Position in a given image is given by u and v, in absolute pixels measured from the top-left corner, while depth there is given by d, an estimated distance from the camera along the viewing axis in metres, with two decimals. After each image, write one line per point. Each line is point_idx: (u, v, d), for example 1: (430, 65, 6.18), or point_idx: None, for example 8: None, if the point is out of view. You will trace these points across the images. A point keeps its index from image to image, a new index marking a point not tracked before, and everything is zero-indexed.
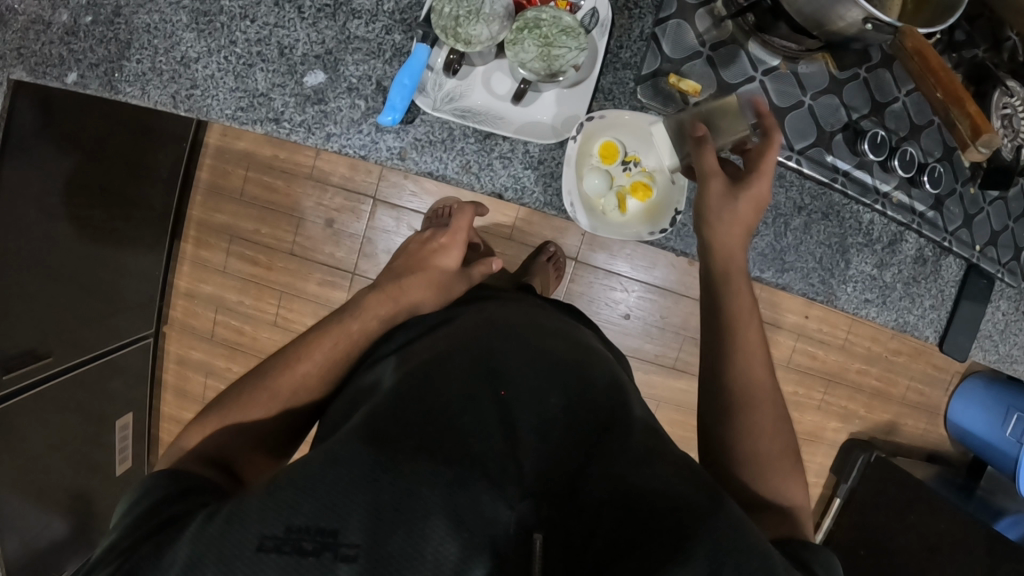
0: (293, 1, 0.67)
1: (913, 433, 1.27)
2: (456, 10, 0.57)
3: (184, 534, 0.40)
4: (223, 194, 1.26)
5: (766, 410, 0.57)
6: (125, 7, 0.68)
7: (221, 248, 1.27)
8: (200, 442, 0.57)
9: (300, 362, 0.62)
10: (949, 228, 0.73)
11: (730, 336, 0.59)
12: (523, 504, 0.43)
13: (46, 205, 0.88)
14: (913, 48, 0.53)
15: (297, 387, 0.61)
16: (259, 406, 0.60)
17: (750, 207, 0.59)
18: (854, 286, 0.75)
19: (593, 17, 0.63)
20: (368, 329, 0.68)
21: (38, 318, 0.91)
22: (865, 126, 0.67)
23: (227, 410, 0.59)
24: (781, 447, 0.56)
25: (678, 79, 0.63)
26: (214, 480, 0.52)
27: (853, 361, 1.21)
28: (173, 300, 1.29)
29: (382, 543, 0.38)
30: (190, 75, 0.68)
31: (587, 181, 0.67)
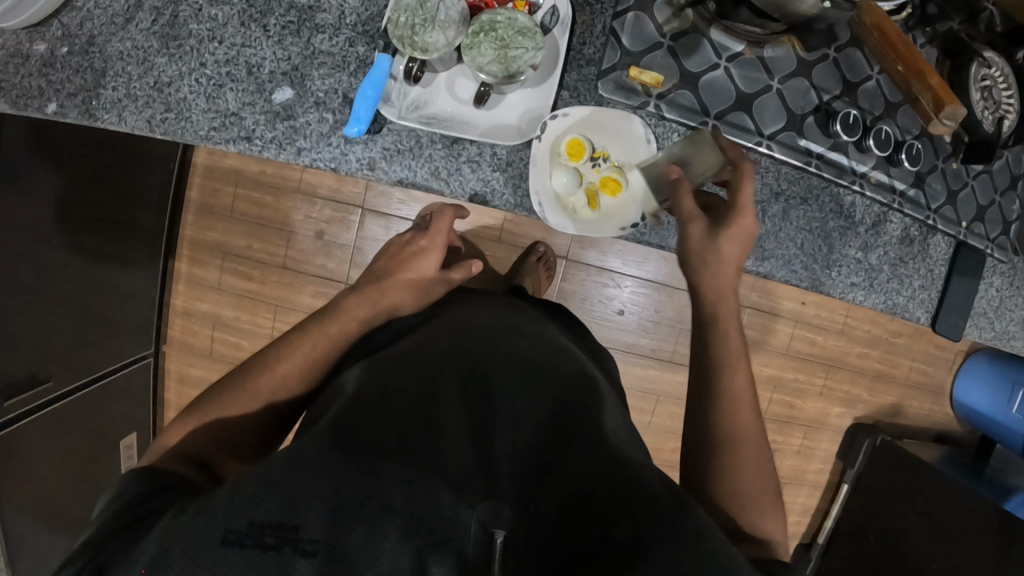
0: (259, 20, 0.67)
1: (918, 414, 1.24)
2: (411, 19, 0.57)
3: (155, 527, 0.41)
4: (215, 212, 1.28)
5: (749, 448, 0.57)
6: (98, 36, 0.70)
7: (214, 265, 1.29)
8: (182, 441, 0.58)
9: (280, 364, 0.64)
10: (931, 204, 0.72)
11: (717, 378, 0.59)
12: (485, 505, 0.41)
13: (37, 233, 0.90)
14: (872, 22, 0.56)
15: (277, 387, 0.63)
16: (238, 405, 0.61)
17: (736, 245, 0.60)
18: (840, 270, 0.74)
19: (553, 15, 0.62)
20: (346, 330, 0.68)
21: (37, 345, 0.93)
22: (837, 106, 0.66)
23: (208, 410, 0.61)
24: (763, 485, 0.57)
25: (640, 71, 0.62)
26: (194, 479, 0.53)
27: (853, 345, 1.19)
28: (171, 319, 1.31)
29: (343, 538, 0.38)
30: (164, 99, 0.69)
31: (555, 180, 0.67)
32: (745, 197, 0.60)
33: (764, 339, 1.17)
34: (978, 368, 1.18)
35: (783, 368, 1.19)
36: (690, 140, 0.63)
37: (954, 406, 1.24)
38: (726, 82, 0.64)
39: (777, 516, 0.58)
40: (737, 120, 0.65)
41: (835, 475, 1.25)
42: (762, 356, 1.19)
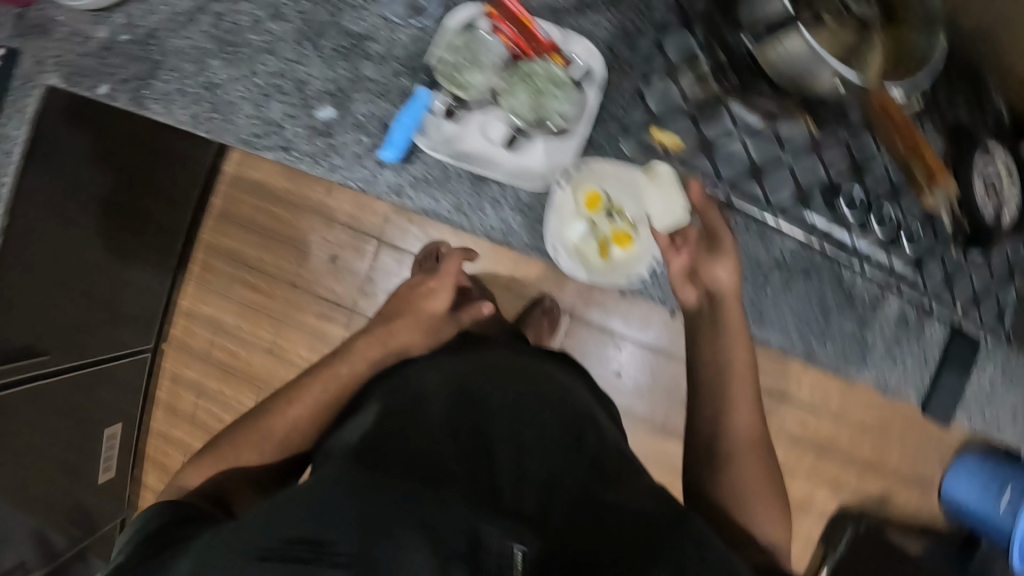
0: (314, 41, 0.72)
1: (903, 509, 1.15)
2: (459, 61, 0.65)
3: (189, 551, 0.48)
4: (235, 221, 1.31)
5: (749, 456, 0.67)
6: (162, 32, 0.79)
7: (225, 272, 1.31)
8: (208, 480, 0.73)
9: (290, 410, 0.77)
10: (927, 285, 0.75)
11: (723, 392, 0.69)
12: (499, 522, 0.47)
13: (61, 212, 0.93)
14: (878, 105, 0.57)
15: (288, 429, 0.76)
16: (251, 448, 0.75)
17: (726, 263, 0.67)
18: (835, 344, 0.78)
19: (586, 73, 0.68)
20: (355, 372, 0.79)
21: (41, 318, 0.94)
22: (844, 185, 0.70)
23: (228, 451, 0.76)
24: (762, 489, 0.66)
25: (660, 132, 0.67)
26: (212, 509, 0.66)
27: (845, 431, 1.14)
28: (175, 319, 1.32)
29: (369, 550, 0.43)
30: (212, 99, 0.74)
31: (572, 229, 0.70)
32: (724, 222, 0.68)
33: None
34: (967, 466, 1.08)
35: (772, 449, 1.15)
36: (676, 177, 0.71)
37: (942, 502, 1.13)
38: (741, 154, 0.68)
39: (778, 517, 0.66)
40: (750, 190, 0.69)
41: (815, 558, 1.17)
42: None
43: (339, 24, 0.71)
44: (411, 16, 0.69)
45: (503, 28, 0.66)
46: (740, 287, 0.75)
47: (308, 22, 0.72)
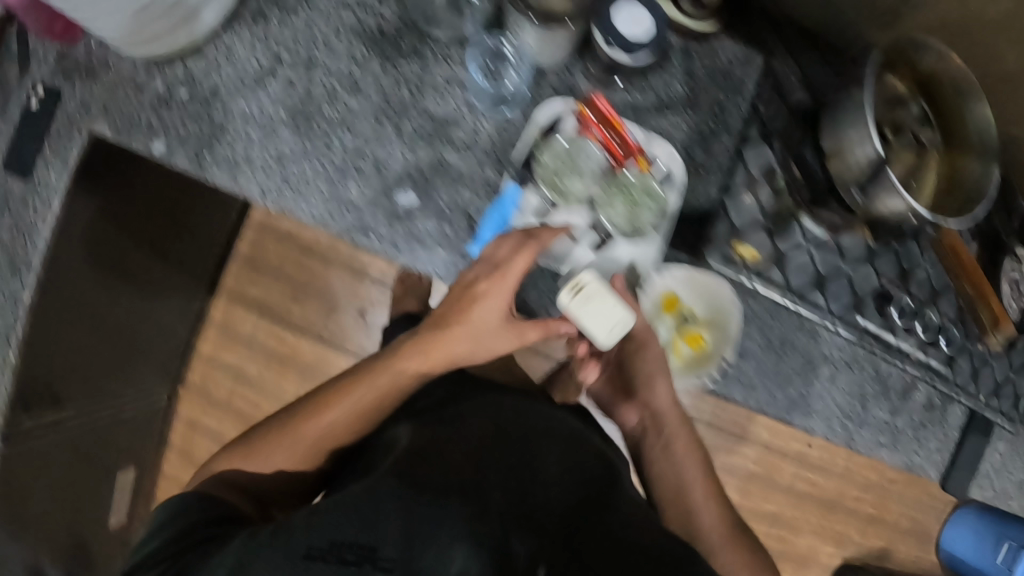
0: (394, 120, 0.71)
1: (904, 558, 1.23)
2: (558, 165, 0.68)
3: (231, 547, 0.53)
4: (261, 269, 1.27)
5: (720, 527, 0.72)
6: (225, 92, 0.77)
7: (250, 320, 1.28)
8: (241, 472, 0.67)
9: (330, 410, 0.69)
10: (959, 381, 0.82)
11: (681, 469, 0.76)
12: (526, 545, 0.54)
13: (75, 252, 0.90)
14: (950, 245, 0.78)
15: (323, 434, 0.69)
16: (278, 446, 0.68)
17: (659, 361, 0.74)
18: (870, 430, 0.83)
19: (667, 176, 0.70)
20: (399, 382, 0.70)
21: (53, 356, 0.92)
22: (893, 292, 0.76)
23: (263, 442, 0.69)
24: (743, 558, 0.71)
25: (739, 244, 0.71)
26: (245, 509, 0.63)
27: (850, 488, 1.20)
28: (193, 364, 1.29)
29: (415, 558, 0.51)
30: (283, 172, 0.72)
31: (651, 333, 0.73)
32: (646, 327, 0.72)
33: (778, 483, 1.19)
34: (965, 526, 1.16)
35: (779, 504, 1.20)
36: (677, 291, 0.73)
37: (939, 554, 1.23)
38: (808, 263, 0.73)
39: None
40: (814, 299, 0.73)
41: None
42: (766, 490, 1.19)
43: (421, 106, 0.71)
44: (496, 104, 0.71)
45: (596, 127, 0.68)
46: (794, 382, 0.79)
47: (387, 99, 0.72)
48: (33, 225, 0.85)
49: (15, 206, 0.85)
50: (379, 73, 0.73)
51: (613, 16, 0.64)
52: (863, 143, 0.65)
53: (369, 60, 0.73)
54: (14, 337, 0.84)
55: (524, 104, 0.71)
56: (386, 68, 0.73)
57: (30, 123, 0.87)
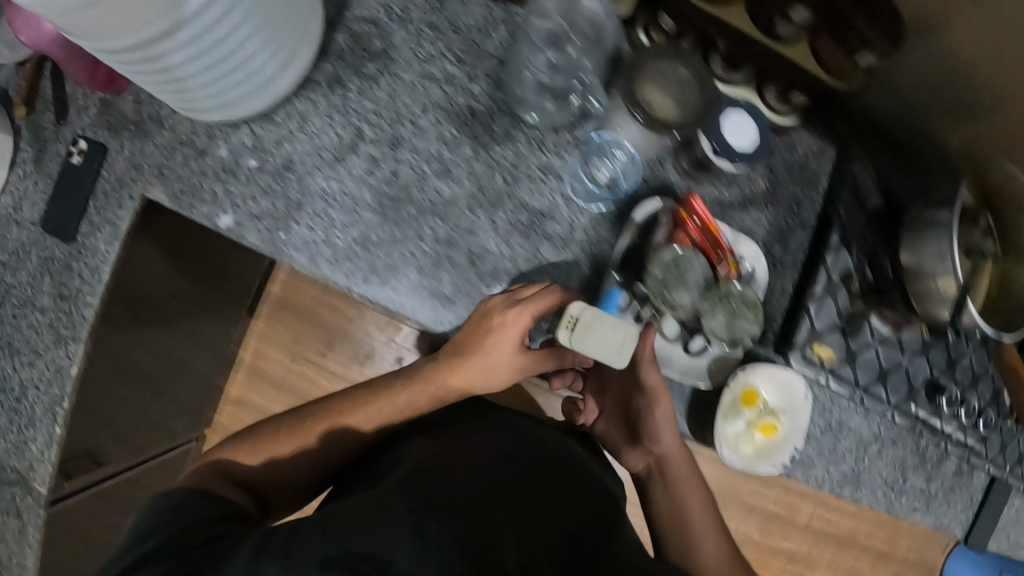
0: (489, 211, 0.71)
1: None
2: (667, 278, 0.68)
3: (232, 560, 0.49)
4: (296, 311, 1.26)
5: (711, 547, 0.76)
6: (301, 166, 0.74)
7: (281, 362, 1.26)
8: (249, 470, 0.69)
9: (347, 422, 0.73)
10: (991, 456, 0.87)
11: (677, 497, 0.79)
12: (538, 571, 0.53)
13: (117, 311, 0.86)
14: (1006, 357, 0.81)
15: (338, 441, 0.73)
16: (292, 446, 0.71)
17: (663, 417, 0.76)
18: (908, 497, 0.89)
19: (750, 275, 0.75)
20: (414, 402, 0.73)
21: (88, 413, 0.88)
22: (942, 381, 0.82)
23: (273, 444, 0.72)
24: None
25: (819, 347, 0.77)
26: (245, 507, 0.64)
27: (863, 526, 1.26)
28: (222, 407, 1.28)
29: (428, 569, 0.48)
30: (369, 259, 0.70)
31: (730, 424, 0.77)
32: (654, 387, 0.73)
33: (801, 527, 1.25)
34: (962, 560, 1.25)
35: (797, 543, 1.26)
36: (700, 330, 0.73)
37: None
38: (874, 360, 0.79)
39: None
40: (877, 393, 0.80)
41: None
42: (787, 531, 1.25)
43: (517, 197, 0.71)
44: (593, 198, 0.72)
45: (694, 232, 0.70)
46: (845, 459, 0.84)
47: (480, 188, 0.71)
48: (80, 292, 0.80)
49: (60, 274, 0.82)
50: (471, 158, 0.72)
51: (722, 123, 0.67)
52: (939, 260, 0.69)
53: (461, 143, 0.72)
54: (61, 412, 0.82)
55: (619, 197, 0.73)
56: (479, 154, 0.72)
57: (69, 179, 0.82)
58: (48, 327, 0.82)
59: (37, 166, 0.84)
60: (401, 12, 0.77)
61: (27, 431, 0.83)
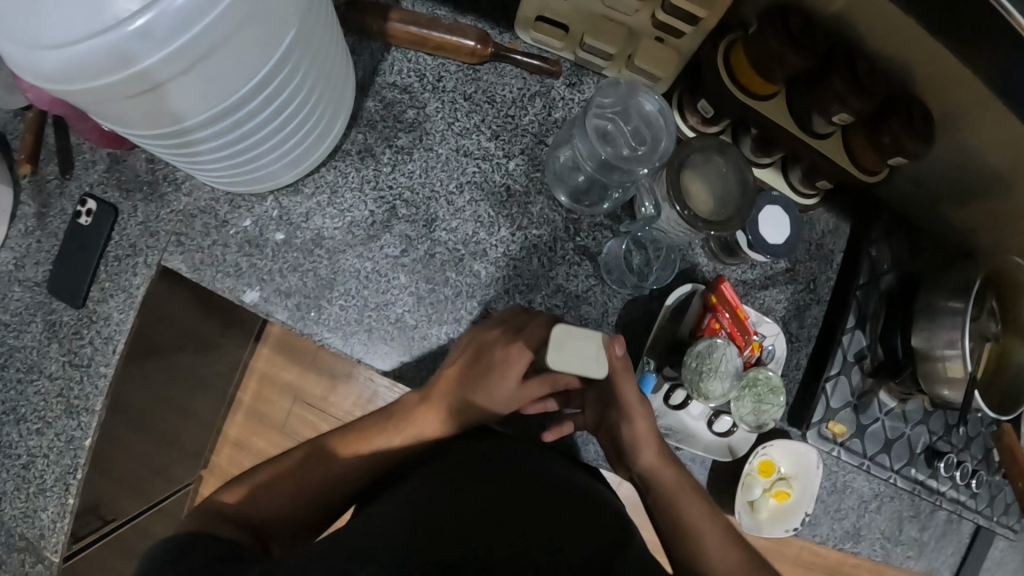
0: (526, 295, 0.72)
1: None
2: (701, 366, 0.70)
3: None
4: (296, 352, 1.23)
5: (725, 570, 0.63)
6: (332, 242, 0.72)
7: (283, 406, 1.23)
8: (235, 502, 0.65)
9: (341, 458, 0.69)
10: (980, 508, 0.92)
11: (675, 511, 0.67)
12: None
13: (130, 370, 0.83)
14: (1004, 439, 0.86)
15: (334, 479, 0.68)
16: (288, 486, 0.67)
17: (641, 420, 0.68)
18: (903, 547, 0.94)
19: (770, 354, 0.77)
20: (413, 439, 0.69)
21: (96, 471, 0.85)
22: (940, 446, 0.87)
23: (260, 476, 0.67)
24: None
25: (833, 423, 0.81)
26: (245, 542, 0.59)
27: (849, 556, 1.34)
28: (220, 448, 1.23)
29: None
30: (406, 340, 0.71)
31: (747, 492, 0.80)
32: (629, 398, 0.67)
33: (791, 559, 1.32)
34: None
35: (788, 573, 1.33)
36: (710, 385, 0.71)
37: None
38: (881, 431, 0.83)
39: None
40: (883, 460, 0.84)
41: None
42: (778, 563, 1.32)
43: (553, 281, 0.72)
44: (628, 282, 0.72)
45: (723, 317, 0.71)
46: (848, 515, 0.89)
47: (517, 271, 0.72)
48: (91, 361, 0.78)
49: (68, 340, 0.79)
50: (507, 239, 0.72)
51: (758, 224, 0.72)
52: (948, 345, 0.72)
53: (498, 225, 0.72)
54: (74, 481, 0.79)
55: (652, 282, 0.73)
56: (517, 236, 0.72)
57: (77, 240, 0.78)
58: (57, 395, 0.79)
59: (41, 223, 0.81)
60: (435, 81, 0.75)
61: (37, 498, 0.80)
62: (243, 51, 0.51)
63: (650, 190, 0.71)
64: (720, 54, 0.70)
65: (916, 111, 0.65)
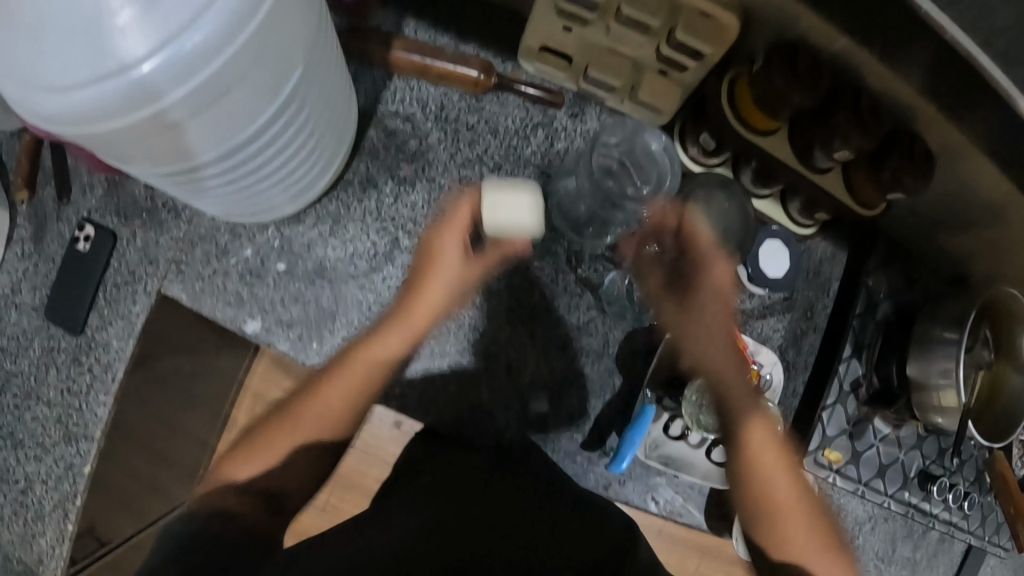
0: (528, 328, 0.73)
1: None
2: (700, 400, 0.70)
3: None
4: None
5: (790, 504, 0.61)
6: (336, 273, 0.73)
7: None
8: (252, 470, 0.58)
9: (331, 388, 0.61)
10: (972, 528, 0.91)
11: (733, 404, 0.63)
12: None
13: None
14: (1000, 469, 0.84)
15: (321, 431, 0.61)
16: (276, 447, 0.60)
17: (710, 295, 0.62)
18: (894, 565, 0.96)
19: (768, 382, 0.78)
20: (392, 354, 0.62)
21: None
22: (933, 470, 0.88)
23: (257, 435, 0.61)
24: (821, 538, 0.60)
25: (829, 450, 0.82)
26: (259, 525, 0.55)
27: None
28: None
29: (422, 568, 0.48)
30: (410, 372, 0.73)
31: None
32: (701, 241, 0.62)
33: None
34: None
35: None
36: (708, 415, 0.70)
37: None
38: (875, 457, 0.85)
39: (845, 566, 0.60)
40: (876, 484, 0.85)
41: None
42: None
43: (554, 313, 0.73)
44: (629, 314, 0.73)
45: None
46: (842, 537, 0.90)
47: (518, 303, 0.73)
48: (91, 389, 0.78)
49: (66, 367, 0.79)
50: (510, 272, 0.73)
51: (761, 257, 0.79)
52: (942, 374, 0.74)
53: (500, 257, 0.73)
54: (73, 507, 0.79)
55: (652, 313, 0.74)
56: (519, 268, 0.73)
57: (76, 267, 0.78)
58: (56, 422, 0.79)
59: (38, 248, 0.80)
60: (437, 110, 0.75)
61: (36, 524, 0.80)
62: (251, 89, 0.50)
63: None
64: (726, 87, 0.70)
65: (918, 148, 0.64)
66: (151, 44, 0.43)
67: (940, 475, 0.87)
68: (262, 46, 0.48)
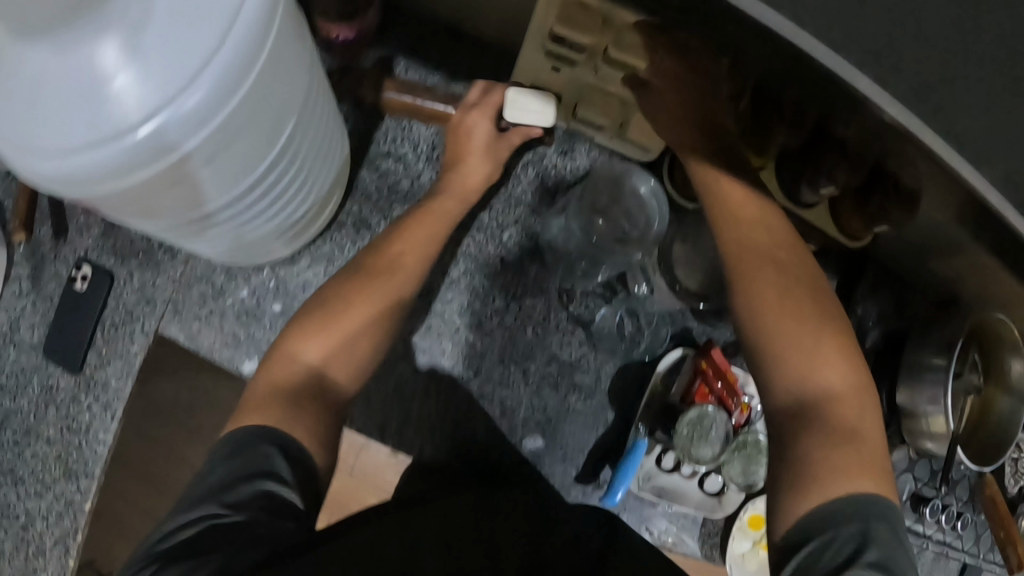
0: (520, 365, 0.74)
1: None
2: (690, 432, 0.70)
3: None
4: None
5: (779, 294, 0.56)
6: None
7: None
8: (316, 352, 0.58)
9: (371, 279, 0.62)
10: (966, 547, 0.91)
11: (715, 190, 0.59)
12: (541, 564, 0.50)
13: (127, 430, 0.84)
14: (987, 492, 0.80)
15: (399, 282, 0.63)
16: (344, 317, 0.60)
17: (680, 106, 0.61)
18: None
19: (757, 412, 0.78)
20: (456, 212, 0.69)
21: None
22: (926, 492, 0.88)
23: (313, 321, 0.59)
24: (805, 322, 0.55)
25: None
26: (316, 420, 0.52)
27: None
28: None
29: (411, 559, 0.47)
30: (405, 411, 0.73)
31: (735, 544, 0.76)
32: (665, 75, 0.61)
33: None
34: None
35: None
36: (700, 446, 0.70)
37: None
38: None
39: (840, 365, 0.53)
40: None
41: None
42: None
43: (547, 349, 0.74)
44: (620, 349, 0.75)
45: (712, 382, 0.72)
46: None
47: (512, 341, 0.74)
48: (91, 427, 0.79)
49: (66, 405, 0.79)
50: (502, 309, 0.74)
51: None
52: (931, 402, 0.74)
53: (492, 295, 0.75)
54: (74, 543, 0.80)
55: (643, 347, 0.75)
56: (511, 306, 0.74)
57: (75, 306, 0.79)
58: (57, 459, 0.80)
59: (35, 286, 0.80)
60: (429, 150, 0.77)
61: (37, 559, 0.80)
62: (252, 133, 0.50)
63: (643, 271, 0.73)
64: None
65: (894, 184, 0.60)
66: (148, 106, 0.42)
67: (930, 493, 0.88)
68: (267, 89, 0.48)
